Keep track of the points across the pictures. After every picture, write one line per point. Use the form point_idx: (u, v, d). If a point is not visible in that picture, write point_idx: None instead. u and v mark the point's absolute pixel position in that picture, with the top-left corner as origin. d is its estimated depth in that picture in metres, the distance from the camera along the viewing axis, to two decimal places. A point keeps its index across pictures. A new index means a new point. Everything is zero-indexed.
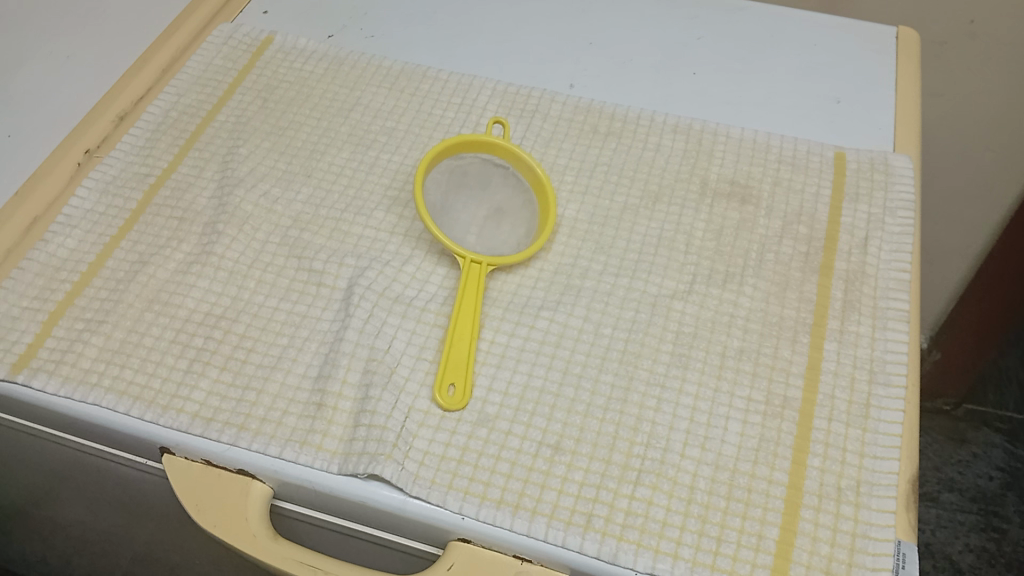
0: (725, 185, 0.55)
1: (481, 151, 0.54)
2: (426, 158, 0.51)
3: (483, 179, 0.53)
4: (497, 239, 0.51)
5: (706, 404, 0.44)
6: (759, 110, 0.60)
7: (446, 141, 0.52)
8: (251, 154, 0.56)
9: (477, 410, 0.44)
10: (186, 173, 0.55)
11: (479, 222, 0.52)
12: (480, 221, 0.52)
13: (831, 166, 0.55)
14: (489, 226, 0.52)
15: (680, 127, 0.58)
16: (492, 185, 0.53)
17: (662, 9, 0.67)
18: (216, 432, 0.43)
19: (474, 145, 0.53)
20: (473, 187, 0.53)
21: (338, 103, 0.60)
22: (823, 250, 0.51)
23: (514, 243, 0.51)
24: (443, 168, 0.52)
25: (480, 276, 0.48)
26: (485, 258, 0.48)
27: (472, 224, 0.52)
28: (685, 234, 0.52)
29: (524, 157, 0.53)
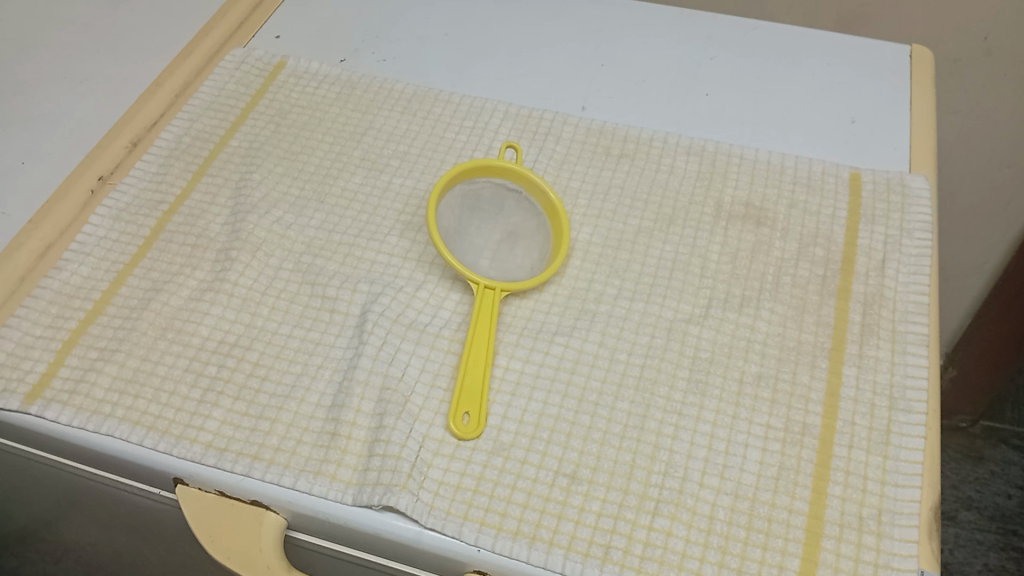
0: (740, 207, 0.54)
1: (493, 175, 0.53)
2: (437, 184, 0.50)
3: (496, 205, 0.53)
4: (511, 264, 0.51)
5: (725, 431, 0.43)
6: (774, 131, 0.59)
7: (458, 168, 0.51)
8: (264, 180, 0.56)
9: (492, 439, 0.43)
10: (200, 199, 0.55)
11: (493, 248, 0.52)
12: (493, 247, 0.52)
13: (847, 187, 0.55)
14: (503, 251, 0.52)
15: (694, 149, 0.58)
16: (505, 209, 0.53)
17: (674, 30, 0.67)
18: (230, 462, 0.43)
19: (486, 169, 0.53)
20: (487, 212, 0.53)
21: (351, 126, 0.60)
22: (840, 272, 0.50)
23: (528, 267, 0.51)
24: (455, 194, 0.52)
25: (494, 302, 0.48)
26: (499, 285, 0.48)
27: (486, 249, 0.52)
28: (700, 258, 0.51)
29: (538, 182, 0.52)
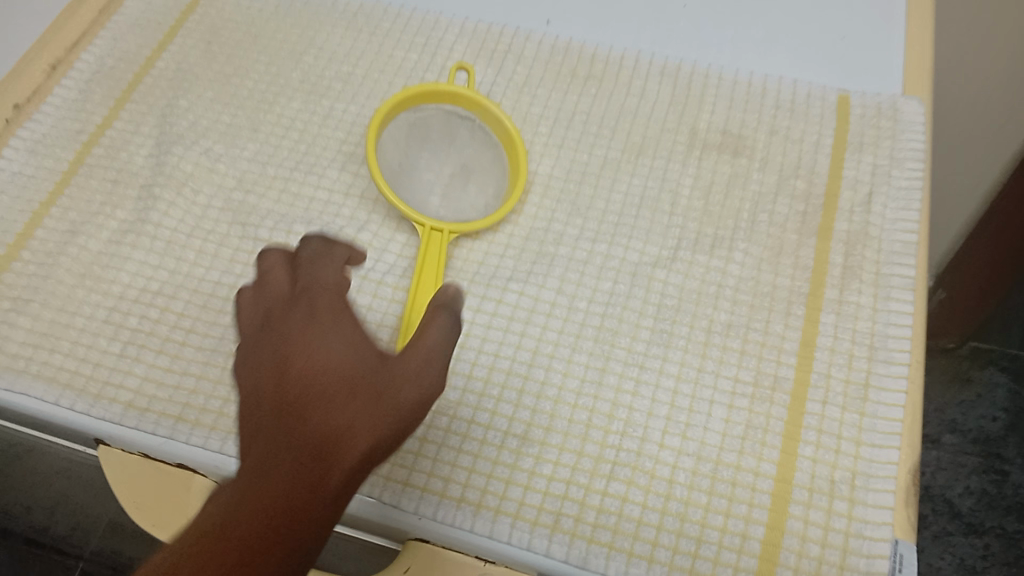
0: (716, 136, 0.49)
1: (442, 100, 0.48)
2: (378, 114, 0.45)
3: (448, 134, 0.48)
4: (464, 202, 0.47)
5: (690, 386, 0.40)
6: (756, 50, 0.54)
7: (401, 95, 0.46)
8: (193, 107, 0.51)
9: (438, 397, 0.40)
10: (123, 129, 0.51)
11: (445, 184, 0.47)
12: (444, 183, 0.47)
13: (834, 111, 0.50)
14: (456, 187, 0.47)
15: (668, 70, 0.52)
16: (457, 139, 0.48)
17: None
18: (152, 424, 0.40)
19: (434, 95, 0.48)
20: (437, 143, 0.48)
21: (291, 45, 0.54)
22: (822, 209, 0.46)
23: (482, 206, 0.47)
24: (400, 124, 0.47)
25: (442, 245, 0.43)
26: (450, 227, 0.44)
27: (436, 186, 0.47)
28: (670, 193, 0.47)
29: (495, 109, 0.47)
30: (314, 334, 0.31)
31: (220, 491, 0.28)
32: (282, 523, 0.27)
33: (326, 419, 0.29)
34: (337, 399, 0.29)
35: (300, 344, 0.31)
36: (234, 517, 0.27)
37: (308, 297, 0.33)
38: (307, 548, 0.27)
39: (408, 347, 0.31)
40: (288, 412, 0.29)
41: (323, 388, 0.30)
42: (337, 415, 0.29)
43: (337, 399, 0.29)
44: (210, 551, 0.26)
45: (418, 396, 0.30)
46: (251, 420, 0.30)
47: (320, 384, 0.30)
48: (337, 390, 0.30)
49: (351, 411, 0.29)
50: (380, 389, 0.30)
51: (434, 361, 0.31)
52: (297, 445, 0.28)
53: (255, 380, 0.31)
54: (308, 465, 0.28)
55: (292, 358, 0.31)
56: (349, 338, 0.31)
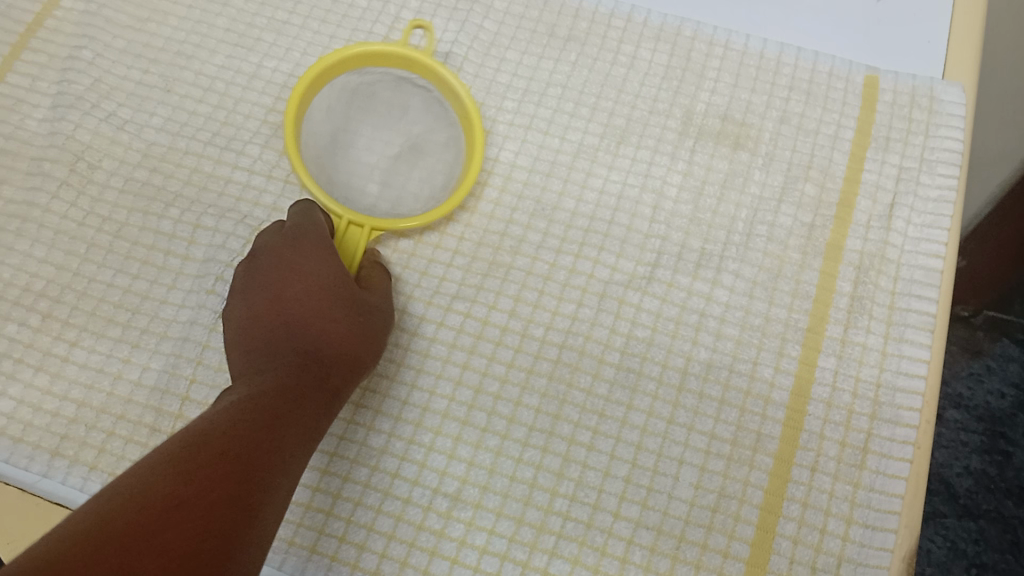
0: (715, 121, 0.42)
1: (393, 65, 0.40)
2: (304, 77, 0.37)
3: (400, 104, 0.41)
4: (407, 191, 0.40)
5: (656, 442, 0.34)
6: (774, 6, 0.44)
7: (332, 56, 0.38)
8: (99, 58, 0.43)
9: (359, 441, 0.34)
10: (17, 83, 0.42)
11: (389, 166, 0.40)
12: (388, 165, 0.40)
13: (859, 95, 0.41)
14: (400, 172, 0.40)
15: (665, 33, 0.43)
16: (408, 111, 0.41)
17: None
18: (25, 459, 0.34)
19: (381, 58, 0.39)
20: (382, 116, 0.41)
21: None
22: (832, 222, 0.39)
23: (428, 197, 0.39)
24: (338, 89, 0.40)
25: (360, 244, 0.37)
26: (368, 223, 0.37)
27: (377, 169, 0.40)
28: (653, 193, 0.40)
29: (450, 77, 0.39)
30: (310, 263, 0.34)
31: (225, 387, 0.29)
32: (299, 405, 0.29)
33: (326, 336, 0.32)
34: (335, 320, 0.33)
35: (298, 267, 0.34)
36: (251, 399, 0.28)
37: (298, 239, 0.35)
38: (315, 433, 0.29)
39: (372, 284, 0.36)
40: (292, 330, 0.32)
41: (322, 309, 0.33)
42: (336, 334, 0.32)
43: (335, 320, 0.33)
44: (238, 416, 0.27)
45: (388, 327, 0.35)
46: (249, 339, 0.32)
47: (317, 307, 0.33)
48: (336, 311, 0.33)
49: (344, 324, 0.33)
50: (366, 316, 0.34)
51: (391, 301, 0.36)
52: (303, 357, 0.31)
53: (251, 307, 0.33)
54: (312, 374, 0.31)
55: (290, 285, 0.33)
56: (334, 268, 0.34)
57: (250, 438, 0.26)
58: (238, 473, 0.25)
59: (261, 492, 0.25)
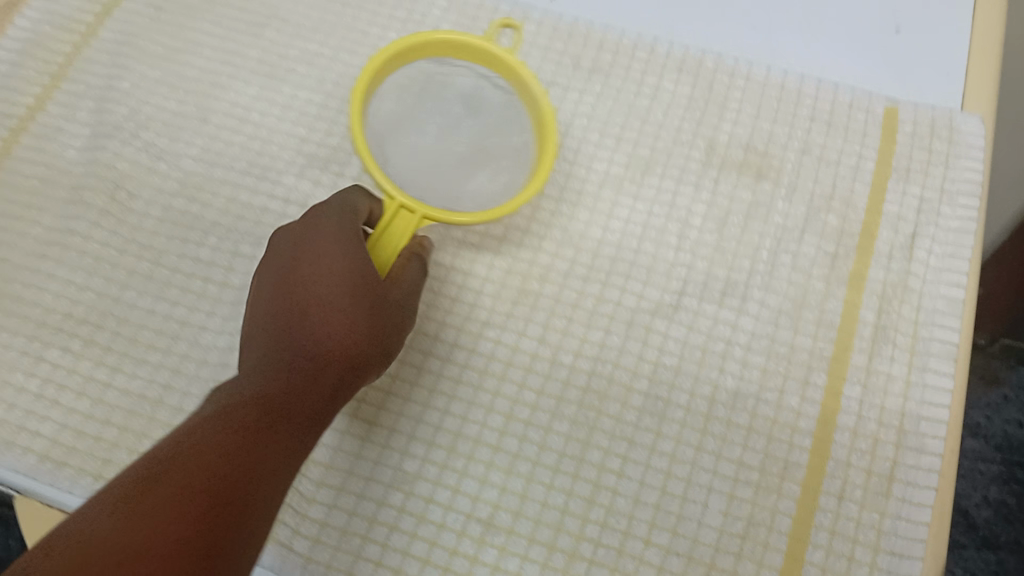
0: (738, 152, 0.42)
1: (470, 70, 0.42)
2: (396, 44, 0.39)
3: (471, 105, 0.42)
4: (461, 189, 0.40)
5: (685, 469, 0.35)
6: (795, 38, 0.45)
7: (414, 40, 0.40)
8: (136, 89, 0.44)
9: (393, 467, 0.35)
10: (56, 113, 0.43)
11: (449, 162, 0.41)
12: (448, 160, 0.41)
13: (879, 126, 0.42)
14: (459, 168, 0.41)
15: (688, 65, 0.44)
16: (475, 113, 0.42)
17: None
18: (69, 483, 0.35)
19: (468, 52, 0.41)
20: (450, 114, 0.42)
21: (249, 12, 0.46)
22: (855, 251, 0.39)
23: (483, 195, 0.40)
24: (410, 80, 0.41)
25: (409, 228, 0.36)
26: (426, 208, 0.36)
27: (439, 163, 0.41)
28: (678, 223, 0.40)
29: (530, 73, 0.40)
30: (325, 246, 0.32)
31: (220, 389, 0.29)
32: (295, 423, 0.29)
33: (328, 334, 0.31)
34: (342, 311, 0.31)
35: (311, 251, 0.33)
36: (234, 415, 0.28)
37: (313, 220, 0.33)
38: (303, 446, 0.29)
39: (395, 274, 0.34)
40: (295, 326, 0.31)
41: (329, 300, 0.31)
42: (341, 329, 0.31)
43: (344, 310, 0.31)
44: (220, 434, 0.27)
45: (405, 324, 0.33)
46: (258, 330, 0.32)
47: (324, 297, 0.31)
48: (346, 299, 0.32)
49: (351, 317, 0.31)
50: (379, 307, 0.32)
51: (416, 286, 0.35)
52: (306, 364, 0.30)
53: (264, 295, 0.33)
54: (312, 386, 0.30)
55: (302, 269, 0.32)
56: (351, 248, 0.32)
57: (225, 461, 0.26)
58: (208, 506, 0.25)
59: (230, 519, 0.25)
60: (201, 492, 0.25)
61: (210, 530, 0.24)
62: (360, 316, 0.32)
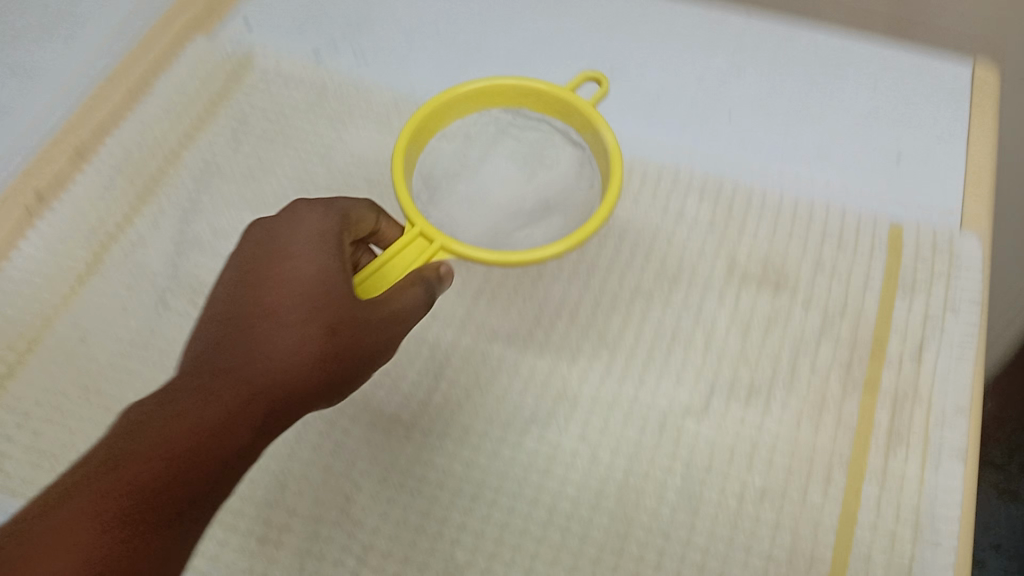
0: (757, 266, 0.46)
1: (545, 112, 0.48)
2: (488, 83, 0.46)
3: (537, 150, 0.49)
4: (518, 227, 0.47)
5: (715, 564, 0.38)
6: (806, 168, 0.50)
7: (486, 81, 0.46)
8: (215, 210, 0.50)
9: (445, 557, 0.38)
10: (145, 229, 0.50)
11: (499, 198, 0.48)
12: (502, 196, 0.48)
13: (884, 245, 0.47)
14: (509, 208, 0.48)
15: (708, 190, 0.49)
16: (554, 160, 0.48)
17: (702, 30, 0.56)
18: None
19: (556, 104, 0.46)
20: (534, 156, 0.49)
21: (318, 145, 0.53)
22: (867, 359, 0.43)
23: (534, 233, 0.46)
24: (482, 119, 0.49)
25: (426, 253, 0.39)
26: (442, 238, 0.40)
27: (488, 198, 0.48)
28: (705, 330, 0.44)
29: (601, 123, 0.44)
30: (296, 263, 0.36)
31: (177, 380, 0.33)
32: (231, 436, 0.33)
33: (286, 346, 0.35)
34: (302, 328, 0.35)
35: (285, 263, 0.36)
36: (181, 413, 0.32)
37: (289, 233, 0.37)
38: (247, 456, 0.34)
39: (386, 297, 0.37)
40: (259, 331, 0.35)
41: (293, 314, 0.35)
42: (297, 344, 0.35)
43: (304, 325, 0.35)
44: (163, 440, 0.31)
45: (375, 345, 0.37)
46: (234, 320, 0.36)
47: (289, 311, 0.35)
48: (307, 315, 0.35)
49: (310, 333, 0.35)
50: (342, 327, 0.36)
51: (407, 311, 0.37)
52: (256, 379, 0.34)
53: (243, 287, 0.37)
54: (252, 395, 0.34)
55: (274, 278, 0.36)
56: (317, 269, 0.36)
57: (164, 471, 0.31)
58: (140, 514, 0.30)
59: (157, 527, 0.30)
60: (135, 498, 0.30)
61: (138, 537, 0.30)
62: (318, 334, 0.35)
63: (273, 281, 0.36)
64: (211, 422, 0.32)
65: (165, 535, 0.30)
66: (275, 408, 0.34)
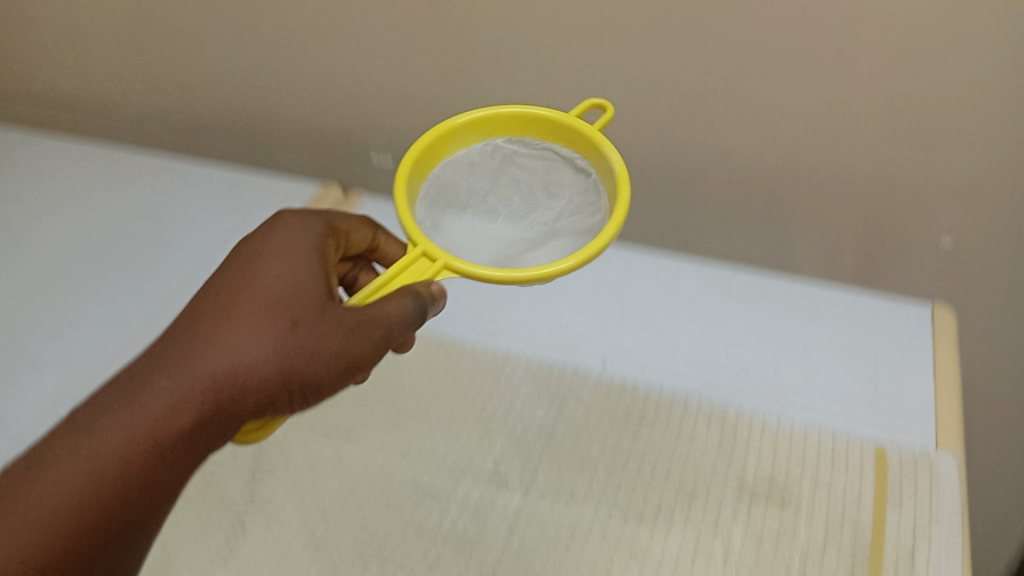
0: (763, 484, 0.53)
1: (545, 137, 0.53)
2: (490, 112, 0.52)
3: (541, 177, 0.53)
4: (523, 244, 0.50)
5: None
6: (797, 397, 0.59)
7: (477, 112, 0.52)
8: (287, 440, 0.57)
9: None
10: (222, 456, 0.56)
11: (505, 223, 0.52)
12: (506, 221, 0.52)
13: (871, 465, 0.53)
14: (518, 231, 0.52)
15: (715, 416, 0.57)
16: (554, 193, 0.53)
17: (697, 281, 0.68)
18: None
19: (558, 134, 0.52)
20: (535, 189, 0.53)
21: (376, 379, 0.61)
22: (868, 568, 0.48)
23: (538, 247, 0.50)
24: (486, 148, 0.54)
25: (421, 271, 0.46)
26: (442, 257, 0.45)
27: (494, 222, 0.52)
28: (722, 544, 0.50)
29: (607, 147, 0.49)
30: (270, 269, 0.44)
31: (158, 346, 0.43)
32: (176, 412, 0.40)
33: (251, 331, 0.42)
34: (269, 320, 0.42)
35: (263, 264, 0.44)
36: (147, 385, 0.41)
37: (271, 244, 0.45)
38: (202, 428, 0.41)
39: (371, 305, 0.43)
40: (231, 315, 0.42)
41: (261, 308, 0.42)
42: (261, 331, 0.42)
43: (271, 319, 0.42)
44: (127, 405, 0.40)
45: (339, 342, 0.42)
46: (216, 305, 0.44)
47: (259, 305, 0.42)
48: (273, 308, 0.42)
49: (273, 329, 0.42)
50: (303, 326, 0.42)
51: (381, 314, 0.43)
52: (212, 359, 0.41)
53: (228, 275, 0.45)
54: (215, 381, 0.41)
55: (251, 275, 0.44)
56: (284, 278, 0.44)
57: (125, 430, 0.40)
58: (99, 464, 0.39)
59: (112, 476, 0.39)
60: (96, 449, 0.39)
61: (95, 482, 0.39)
62: (278, 329, 0.42)
63: (250, 277, 0.44)
64: (167, 390, 0.40)
65: (119, 482, 0.39)
66: (229, 388, 0.41)
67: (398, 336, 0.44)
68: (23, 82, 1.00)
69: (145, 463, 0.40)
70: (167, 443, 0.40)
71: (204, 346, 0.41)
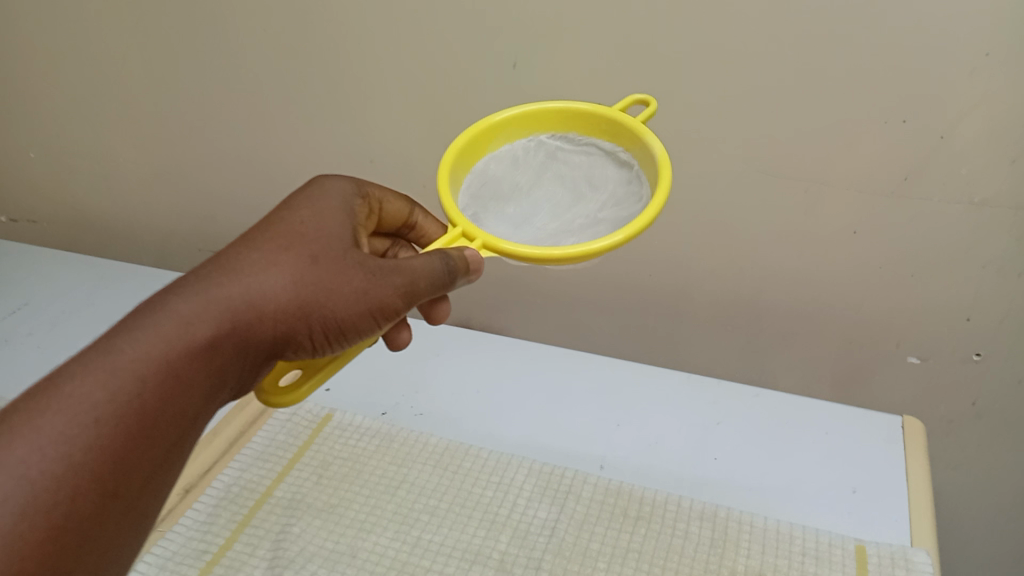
0: None
1: (588, 131, 0.57)
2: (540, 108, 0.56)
3: (585, 170, 0.57)
4: (566, 228, 0.54)
5: None
6: (781, 498, 0.63)
7: (522, 108, 0.56)
8: (302, 537, 0.60)
9: None
10: (240, 550, 0.59)
11: (547, 214, 0.56)
12: (550, 211, 0.56)
13: (854, 559, 0.57)
14: (561, 219, 0.55)
15: (706, 514, 0.61)
16: (597, 182, 0.56)
17: (685, 392, 0.74)
18: None
19: (604, 130, 0.56)
20: (578, 182, 0.57)
21: (388, 480, 0.65)
22: None
23: (581, 228, 0.53)
24: (531, 144, 0.58)
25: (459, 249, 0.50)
26: (481, 236, 0.49)
27: (537, 212, 0.56)
28: None
29: (649, 136, 0.52)
30: (299, 216, 0.47)
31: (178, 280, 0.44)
32: (201, 333, 0.41)
33: (280, 264, 0.44)
34: (296, 255, 0.45)
35: (293, 214, 0.48)
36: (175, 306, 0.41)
37: (301, 200, 0.49)
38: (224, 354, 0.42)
39: (402, 261, 0.47)
40: (260, 250, 0.45)
41: (290, 245, 0.45)
42: (289, 265, 0.44)
43: (299, 256, 0.45)
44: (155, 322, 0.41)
45: (365, 283, 0.45)
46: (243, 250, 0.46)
47: (287, 242, 0.46)
48: (300, 247, 0.45)
49: (301, 263, 0.45)
50: (331, 264, 0.45)
51: (409, 266, 0.46)
52: (235, 286, 0.43)
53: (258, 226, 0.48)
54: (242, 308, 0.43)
55: (281, 222, 0.47)
56: (312, 225, 0.47)
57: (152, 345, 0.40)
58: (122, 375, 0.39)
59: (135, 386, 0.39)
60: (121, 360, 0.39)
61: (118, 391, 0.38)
62: (307, 263, 0.45)
63: (281, 223, 0.47)
64: (192, 308, 0.41)
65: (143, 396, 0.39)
66: (250, 313, 0.43)
67: (422, 290, 0.47)
68: (58, 214, 1.08)
69: (167, 380, 0.40)
70: (190, 357, 0.41)
71: (229, 277, 0.43)
